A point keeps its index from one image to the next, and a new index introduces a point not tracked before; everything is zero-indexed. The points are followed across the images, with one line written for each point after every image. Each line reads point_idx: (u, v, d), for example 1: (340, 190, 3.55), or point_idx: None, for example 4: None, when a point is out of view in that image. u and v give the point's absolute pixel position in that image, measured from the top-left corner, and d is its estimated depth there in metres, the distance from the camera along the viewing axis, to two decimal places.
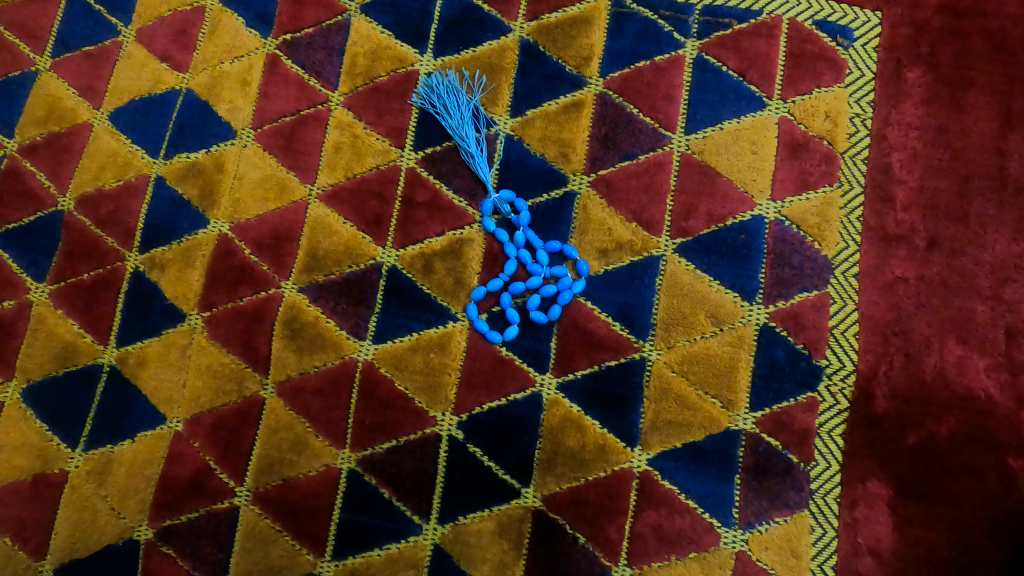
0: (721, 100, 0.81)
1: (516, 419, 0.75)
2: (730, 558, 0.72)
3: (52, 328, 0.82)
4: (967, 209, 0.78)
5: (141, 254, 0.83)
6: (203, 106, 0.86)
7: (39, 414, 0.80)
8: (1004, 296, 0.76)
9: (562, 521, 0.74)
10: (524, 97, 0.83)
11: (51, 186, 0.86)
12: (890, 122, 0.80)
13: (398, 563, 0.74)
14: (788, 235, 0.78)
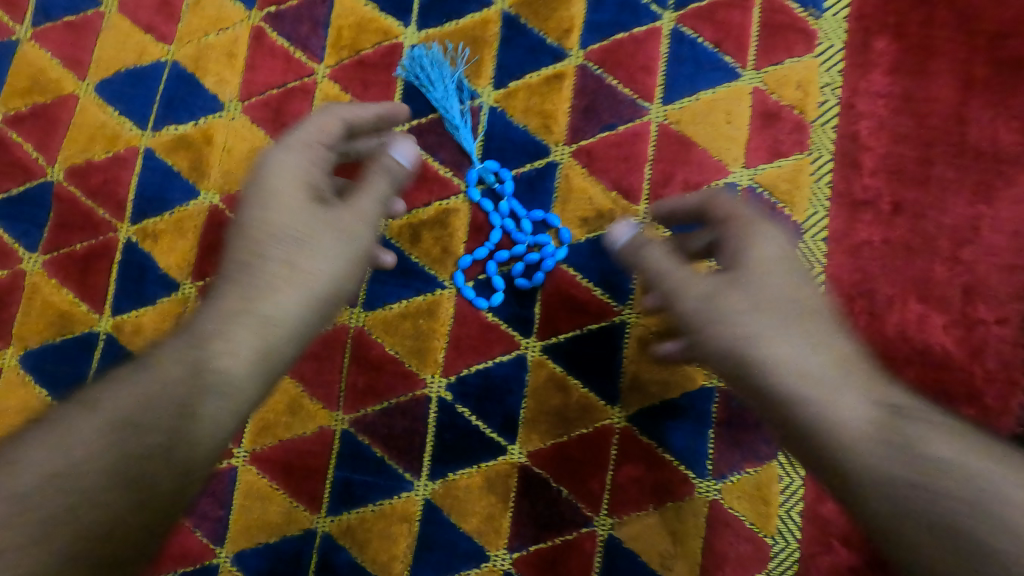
0: (697, 71, 0.84)
1: (503, 380, 0.79)
2: (705, 506, 0.77)
3: (47, 297, 0.84)
4: (930, 173, 0.82)
5: (134, 225, 0.85)
6: (189, 78, 0.88)
7: (39, 378, 0.83)
8: (961, 257, 0.80)
9: (546, 476, 0.78)
10: (508, 70, 0.85)
11: (40, 157, 0.87)
12: (859, 91, 0.83)
13: (390, 517, 0.78)
14: (760, 202, 0.81)
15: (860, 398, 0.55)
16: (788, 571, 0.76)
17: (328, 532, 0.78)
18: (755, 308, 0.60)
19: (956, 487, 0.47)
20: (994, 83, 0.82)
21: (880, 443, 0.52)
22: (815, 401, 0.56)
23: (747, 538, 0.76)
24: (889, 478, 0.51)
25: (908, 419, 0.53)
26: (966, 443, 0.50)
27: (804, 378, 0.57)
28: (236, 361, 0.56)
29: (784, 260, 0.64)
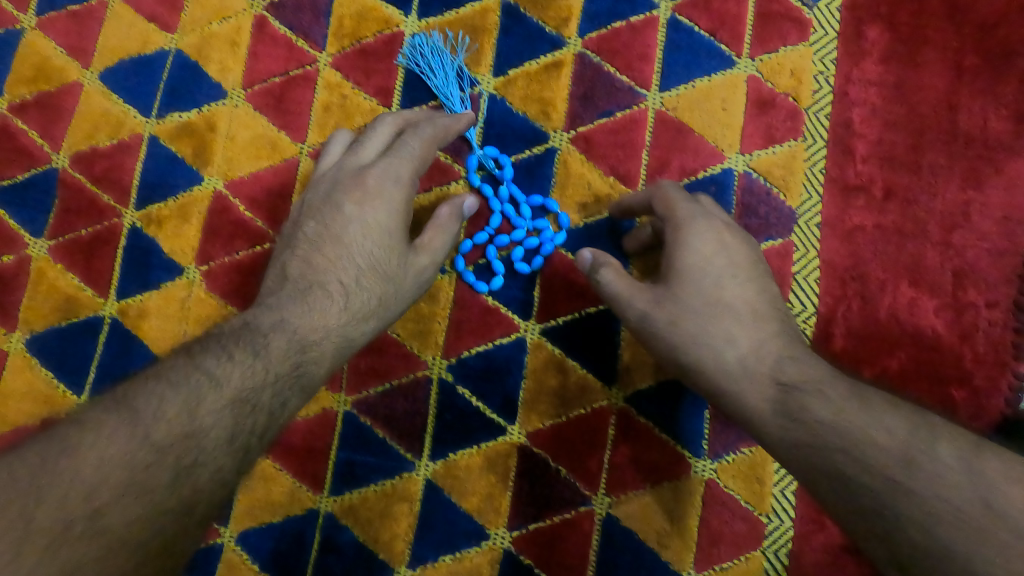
0: (693, 59, 0.85)
1: (502, 361, 0.81)
2: (701, 485, 0.78)
3: (53, 282, 0.85)
4: (921, 160, 0.83)
5: (138, 211, 0.86)
6: (193, 66, 0.89)
7: (43, 361, 0.84)
8: (952, 241, 0.82)
9: (546, 456, 0.79)
10: (507, 58, 0.86)
11: (45, 144, 0.88)
12: (851, 80, 0.85)
13: (392, 497, 0.79)
14: (755, 187, 0.83)
15: (763, 382, 0.59)
16: (782, 548, 0.78)
17: (330, 512, 0.79)
18: (673, 306, 0.64)
19: (840, 449, 0.52)
20: (983, 72, 0.84)
21: (784, 423, 0.56)
22: (732, 387, 0.60)
23: (742, 517, 0.78)
24: (789, 450, 0.56)
25: (803, 389, 0.57)
26: (845, 404, 0.54)
27: (717, 371, 0.61)
28: (303, 384, 0.61)
29: (716, 253, 0.65)
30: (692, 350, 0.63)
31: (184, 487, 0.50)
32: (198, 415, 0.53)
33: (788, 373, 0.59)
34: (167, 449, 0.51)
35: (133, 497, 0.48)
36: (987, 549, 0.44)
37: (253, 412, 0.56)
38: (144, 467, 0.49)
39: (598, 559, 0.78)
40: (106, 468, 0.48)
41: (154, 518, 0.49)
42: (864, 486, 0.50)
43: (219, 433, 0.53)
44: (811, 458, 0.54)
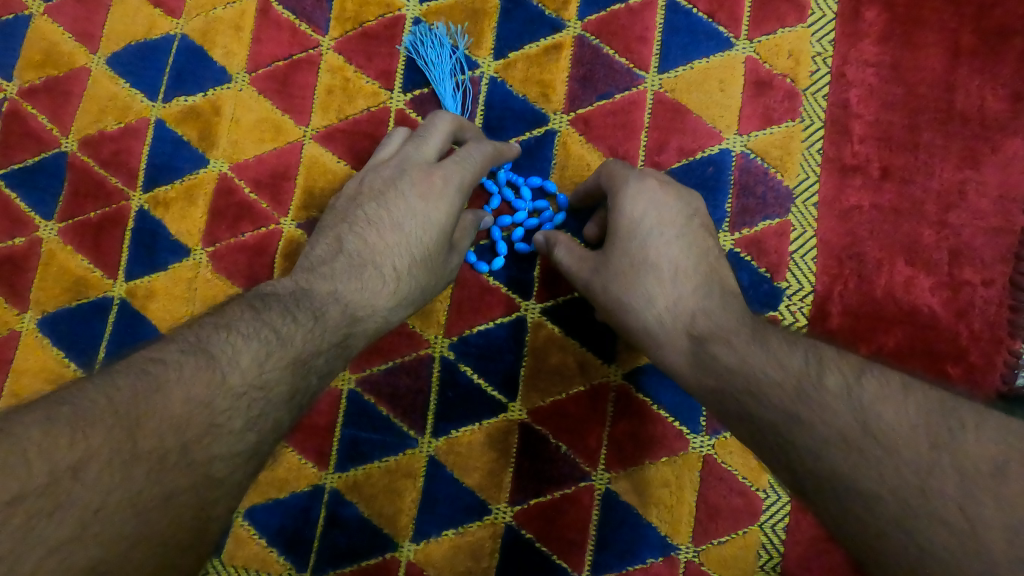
0: (691, 41, 0.86)
1: (503, 340, 0.82)
2: (698, 460, 0.80)
3: (63, 263, 0.87)
4: (918, 140, 0.84)
5: (145, 193, 0.88)
6: (198, 51, 0.90)
7: (54, 341, 0.86)
8: (948, 220, 0.82)
9: (546, 432, 0.81)
10: (507, 41, 0.87)
11: (54, 128, 0.90)
12: (849, 60, 0.85)
13: (395, 473, 0.81)
14: (753, 167, 0.84)
15: (681, 337, 0.63)
16: (779, 523, 0.79)
17: (336, 488, 0.81)
18: (608, 269, 0.69)
19: (743, 392, 0.56)
20: (980, 52, 0.85)
21: (697, 369, 0.61)
22: (659, 346, 0.65)
23: (739, 492, 0.79)
24: (706, 394, 0.61)
25: (719, 333, 0.61)
26: (747, 348, 0.58)
27: (643, 329, 0.66)
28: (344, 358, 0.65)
29: (646, 212, 0.69)
30: (621, 310, 0.68)
31: (253, 433, 0.54)
32: (266, 368, 0.56)
33: (704, 322, 0.62)
34: (245, 395, 0.54)
35: (214, 438, 0.51)
36: (868, 468, 0.47)
37: (312, 371, 0.60)
38: (226, 415, 0.52)
39: (598, 533, 0.80)
40: (202, 411, 0.51)
41: (221, 468, 0.51)
42: (763, 419, 0.55)
43: (281, 392, 0.56)
44: (720, 398, 0.59)
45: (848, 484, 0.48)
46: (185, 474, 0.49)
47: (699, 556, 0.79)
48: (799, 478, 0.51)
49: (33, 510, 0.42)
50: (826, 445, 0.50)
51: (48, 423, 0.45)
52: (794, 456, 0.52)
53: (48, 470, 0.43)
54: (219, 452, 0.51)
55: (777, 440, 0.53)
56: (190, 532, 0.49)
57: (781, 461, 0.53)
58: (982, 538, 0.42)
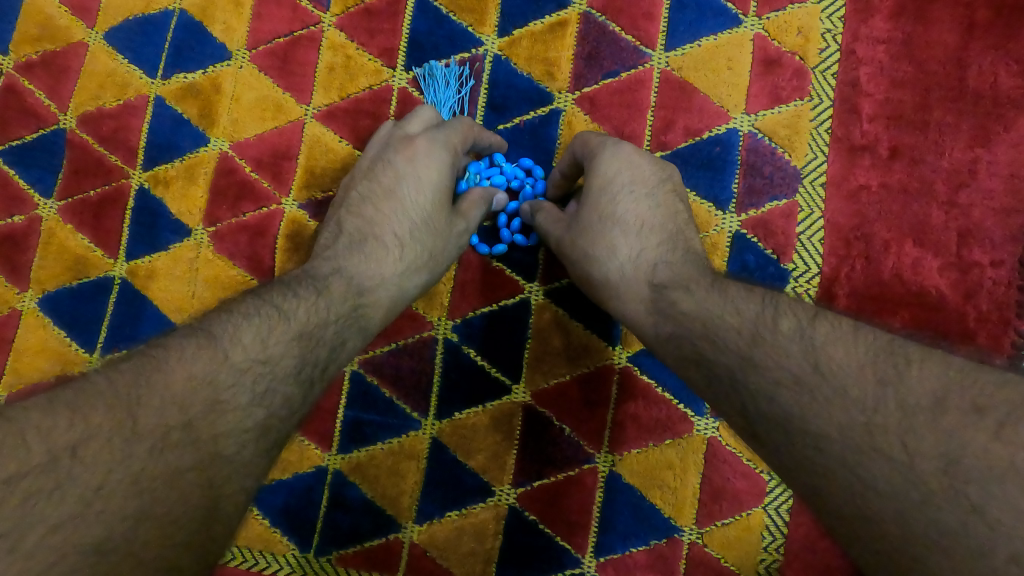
0: (699, 17, 0.85)
1: (507, 322, 0.82)
2: (702, 443, 0.80)
3: (63, 242, 0.87)
4: (928, 118, 0.83)
5: (145, 171, 0.87)
6: (198, 26, 0.89)
7: (56, 320, 0.86)
8: (958, 201, 0.81)
9: (550, 415, 0.80)
10: (512, 18, 0.86)
11: (52, 105, 0.89)
12: (859, 37, 0.84)
13: (399, 455, 0.81)
14: (760, 146, 0.83)
15: (641, 286, 0.64)
16: (782, 505, 0.79)
17: (339, 470, 0.81)
18: (572, 227, 0.70)
19: (700, 337, 0.57)
20: (993, 29, 0.83)
21: (657, 319, 0.61)
22: (615, 301, 0.66)
23: (742, 474, 0.79)
24: (665, 343, 0.61)
25: (677, 283, 0.61)
26: (705, 296, 0.58)
27: (601, 285, 0.67)
28: (356, 334, 0.64)
29: (620, 171, 0.69)
30: (583, 266, 0.69)
31: (259, 411, 0.53)
32: (268, 343, 0.55)
33: (660, 274, 0.63)
34: (248, 371, 0.53)
35: (219, 415, 0.50)
36: (816, 406, 0.48)
37: (317, 343, 0.59)
38: (231, 392, 0.52)
39: (602, 515, 0.80)
40: (206, 388, 0.50)
41: (230, 447, 0.50)
42: (716, 362, 0.55)
43: (287, 366, 0.56)
44: (678, 346, 0.59)
45: (798, 423, 0.48)
46: (191, 452, 0.48)
47: (702, 537, 0.79)
48: (751, 419, 0.52)
49: (32, 490, 0.41)
50: (777, 387, 0.50)
51: (47, 406, 0.44)
52: (747, 397, 0.52)
53: (46, 449, 0.43)
54: (227, 429, 0.50)
55: (728, 380, 0.54)
56: (203, 509, 0.47)
57: (735, 403, 0.53)
58: (918, 468, 0.42)
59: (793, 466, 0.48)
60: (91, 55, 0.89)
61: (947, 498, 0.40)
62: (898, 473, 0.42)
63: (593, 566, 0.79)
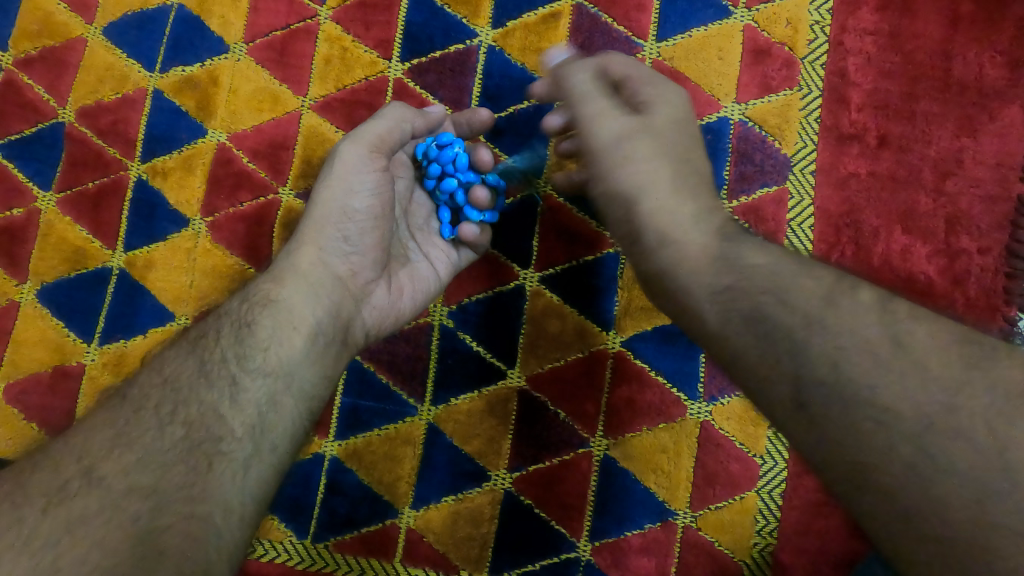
0: (690, 9, 0.86)
1: (502, 307, 0.83)
2: (696, 426, 0.81)
3: (61, 233, 0.87)
4: (915, 108, 0.84)
5: (143, 163, 0.88)
6: (195, 20, 0.90)
7: (53, 311, 0.86)
8: (945, 188, 0.83)
9: (544, 400, 0.81)
10: (506, 10, 0.87)
11: (51, 99, 0.90)
12: (847, 29, 0.86)
13: (395, 440, 0.82)
14: (751, 135, 0.84)
15: (698, 236, 0.52)
16: (775, 488, 0.80)
17: (336, 456, 0.82)
18: (626, 121, 0.57)
19: (762, 291, 0.47)
20: (977, 20, 0.85)
21: (717, 268, 0.50)
22: (669, 238, 0.52)
23: (736, 457, 0.80)
24: (715, 298, 0.49)
25: (744, 243, 0.51)
26: (780, 261, 0.49)
27: (652, 205, 0.54)
28: (288, 316, 0.60)
29: (678, 109, 0.58)
30: (628, 164, 0.55)
31: (170, 427, 0.52)
32: (163, 370, 0.56)
33: (723, 232, 0.52)
34: (149, 401, 0.53)
35: (125, 447, 0.50)
36: None
37: (214, 340, 0.58)
38: (131, 423, 0.52)
39: (597, 499, 0.80)
40: (107, 431, 0.51)
41: (149, 475, 0.49)
42: (779, 322, 0.45)
43: (188, 376, 0.56)
44: (729, 297, 0.48)
45: (851, 387, 0.42)
46: (119, 481, 0.48)
47: (696, 521, 0.80)
48: (796, 383, 0.44)
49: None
50: (846, 352, 0.43)
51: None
52: (803, 361, 0.44)
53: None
54: (136, 458, 0.50)
55: (783, 338, 0.45)
56: (142, 537, 0.46)
57: (785, 369, 0.44)
58: None
59: (819, 426, 0.42)
60: (90, 49, 0.90)
61: (1005, 479, 0.37)
62: (978, 451, 0.38)
63: (588, 550, 0.80)
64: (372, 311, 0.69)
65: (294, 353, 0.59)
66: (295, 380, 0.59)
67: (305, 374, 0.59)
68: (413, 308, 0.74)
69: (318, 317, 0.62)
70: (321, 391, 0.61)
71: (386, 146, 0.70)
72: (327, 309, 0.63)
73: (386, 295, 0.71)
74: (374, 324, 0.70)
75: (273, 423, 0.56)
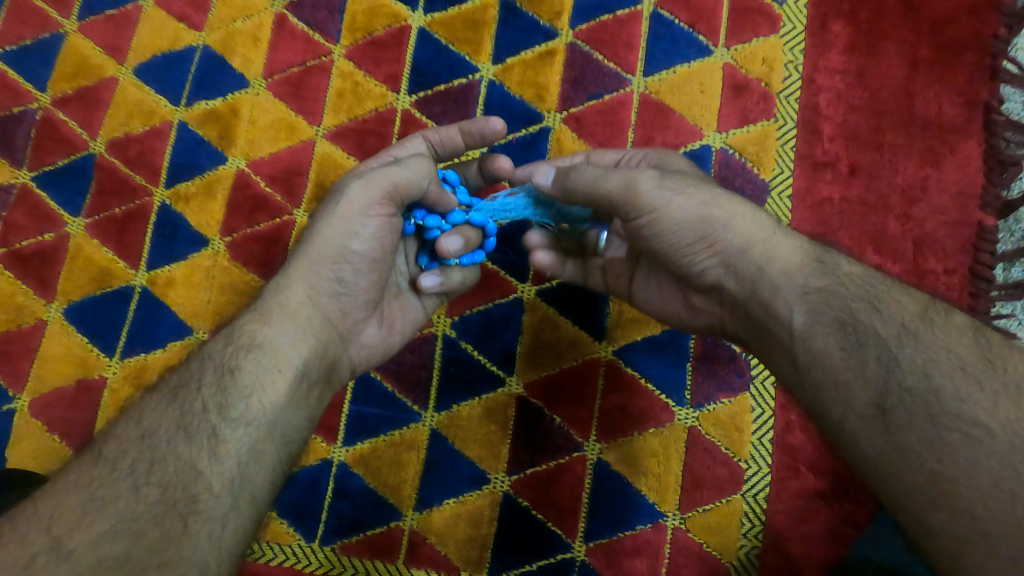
0: (674, 47, 0.94)
1: (501, 318, 0.89)
2: (684, 431, 0.85)
3: (89, 255, 0.93)
4: (882, 140, 0.91)
5: (167, 189, 0.94)
6: (219, 60, 0.97)
7: (79, 328, 0.91)
8: (912, 214, 0.89)
9: (541, 406, 0.87)
10: (505, 47, 0.95)
11: (84, 133, 0.97)
12: (818, 68, 0.93)
13: (399, 446, 0.87)
14: (732, 161, 0.91)
15: (801, 255, 0.60)
16: (760, 493, 0.84)
17: (343, 461, 0.87)
18: (664, 179, 0.63)
19: (856, 299, 0.56)
20: (936, 62, 0.93)
21: (810, 273, 0.59)
22: (752, 245, 0.61)
23: (722, 462, 0.85)
24: (817, 320, 0.56)
25: (834, 254, 0.60)
26: (871, 275, 0.58)
27: (723, 226, 0.62)
28: (273, 359, 0.61)
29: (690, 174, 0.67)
30: (680, 222, 0.62)
31: (144, 489, 0.52)
32: (141, 421, 0.56)
33: (812, 245, 0.61)
34: (123, 459, 0.53)
35: (96, 514, 0.50)
36: None
37: (197, 391, 0.58)
38: (105, 485, 0.51)
39: (590, 501, 0.85)
40: (77, 495, 0.51)
41: (121, 544, 0.49)
42: (872, 331, 0.54)
43: (166, 430, 0.55)
44: (823, 299, 0.57)
45: (938, 399, 0.49)
46: (88, 553, 0.48)
47: (685, 523, 0.84)
48: (883, 387, 0.51)
49: None
50: (936, 364, 0.51)
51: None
52: (894, 366, 0.52)
53: None
54: (109, 527, 0.49)
55: (875, 344, 0.53)
56: None
57: (872, 374, 0.52)
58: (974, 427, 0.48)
59: (894, 429, 0.50)
60: (121, 87, 0.97)
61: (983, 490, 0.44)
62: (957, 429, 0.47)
63: (583, 551, 0.84)
64: (354, 347, 0.71)
65: (278, 400, 0.59)
66: (277, 427, 0.59)
67: (289, 421, 0.60)
68: (400, 338, 0.76)
69: (302, 357, 0.63)
70: (300, 434, 0.62)
71: (398, 198, 0.67)
72: (312, 351, 0.64)
73: (374, 332, 0.73)
74: (362, 360, 0.72)
75: (254, 476, 0.56)
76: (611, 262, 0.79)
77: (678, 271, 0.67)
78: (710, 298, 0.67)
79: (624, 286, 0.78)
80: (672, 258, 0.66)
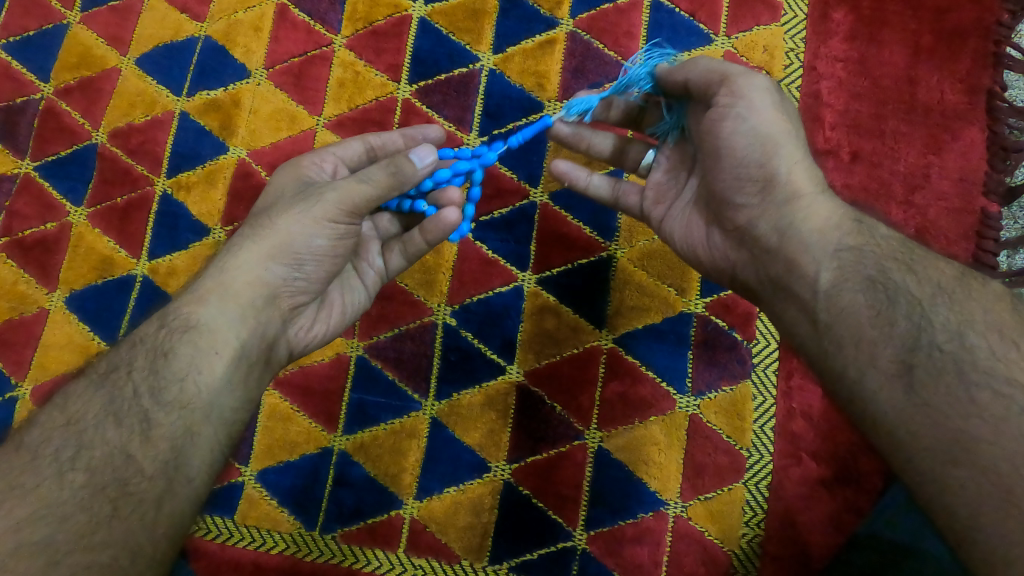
0: (674, 36, 0.94)
1: (501, 306, 0.89)
2: (684, 418, 0.85)
3: (90, 244, 0.93)
4: (884, 127, 0.91)
5: (169, 178, 0.95)
6: (221, 50, 0.98)
7: (81, 317, 0.92)
8: (914, 201, 0.89)
9: (541, 394, 0.87)
10: (505, 37, 0.95)
11: (86, 123, 0.97)
12: (819, 56, 0.93)
13: (398, 434, 0.87)
14: None
15: (838, 214, 0.60)
16: (761, 481, 0.84)
17: (343, 449, 0.87)
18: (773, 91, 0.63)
19: (890, 260, 0.56)
20: (939, 49, 0.92)
21: (846, 232, 0.59)
22: (799, 197, 0.61)
23: (723, 450, 0.84)
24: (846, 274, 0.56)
25: (868, 218, 0.61)
26: (907, 240, 0.59)
27: (783, 159, 0.61)
28: (208, 340, 0.59)
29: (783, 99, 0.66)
30: (768, 126, 0.61)
31: (68, 477, 0.51)
32: (68, 407, 0.55)
33: (846, 207, 0.61)
34: (46, 447, 0.53)
35: (16, 501, 0.49)
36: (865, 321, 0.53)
37: (127, 374, 0.57)
38: (27, 473, 0.51)
39: (592, 489, 0.85)
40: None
41: (43, 530, 0.49)
42: (902, 287, 0.54)
43: (93, 416, 0.54)
44: (853, 257, 0.57)
45: (970, 358, 0.49)
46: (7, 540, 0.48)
47: (686, 511, 0.83)
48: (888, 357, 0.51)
49: None
50: (970, 323, 0.51)
51: None
52: (926, 323, 0.52)
53: None
54: (31, 513, 0.49)
55: (907, 302, 0.53)
56: None
57: (901, 332, 0.52)
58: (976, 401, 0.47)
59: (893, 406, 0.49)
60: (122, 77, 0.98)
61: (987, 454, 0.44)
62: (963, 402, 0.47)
63: (584, 539, 0.84)
64: (302, 325, 0.69)
65: (214, 382, 0.58)
66: (214, 408, 0.58)
67: (230, 401, 0.59)
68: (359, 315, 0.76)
69: (244, 337, 0.60)
70: (243, 413, 0.61)
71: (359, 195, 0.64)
72: (257, 331, 0.62)
73: (330, 309, 0.72)
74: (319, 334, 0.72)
75: (189, 455, 0.56)
76: (653, 182, 0.75)
77: (715, 187, 0.65)
78: (731, 236, 0.66)
79: (658, 215, 0.75)
80: (725, 170, 0.64)
